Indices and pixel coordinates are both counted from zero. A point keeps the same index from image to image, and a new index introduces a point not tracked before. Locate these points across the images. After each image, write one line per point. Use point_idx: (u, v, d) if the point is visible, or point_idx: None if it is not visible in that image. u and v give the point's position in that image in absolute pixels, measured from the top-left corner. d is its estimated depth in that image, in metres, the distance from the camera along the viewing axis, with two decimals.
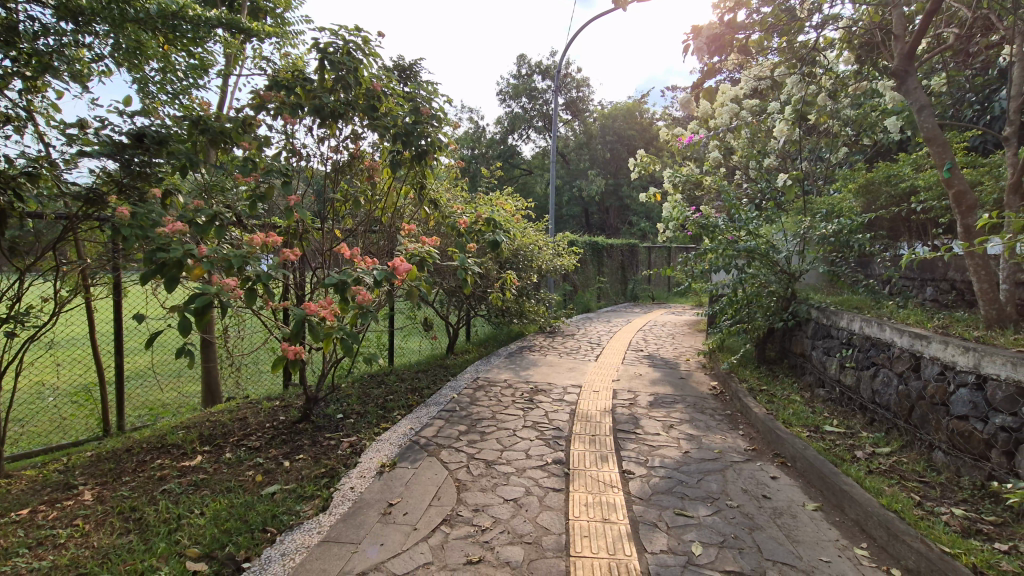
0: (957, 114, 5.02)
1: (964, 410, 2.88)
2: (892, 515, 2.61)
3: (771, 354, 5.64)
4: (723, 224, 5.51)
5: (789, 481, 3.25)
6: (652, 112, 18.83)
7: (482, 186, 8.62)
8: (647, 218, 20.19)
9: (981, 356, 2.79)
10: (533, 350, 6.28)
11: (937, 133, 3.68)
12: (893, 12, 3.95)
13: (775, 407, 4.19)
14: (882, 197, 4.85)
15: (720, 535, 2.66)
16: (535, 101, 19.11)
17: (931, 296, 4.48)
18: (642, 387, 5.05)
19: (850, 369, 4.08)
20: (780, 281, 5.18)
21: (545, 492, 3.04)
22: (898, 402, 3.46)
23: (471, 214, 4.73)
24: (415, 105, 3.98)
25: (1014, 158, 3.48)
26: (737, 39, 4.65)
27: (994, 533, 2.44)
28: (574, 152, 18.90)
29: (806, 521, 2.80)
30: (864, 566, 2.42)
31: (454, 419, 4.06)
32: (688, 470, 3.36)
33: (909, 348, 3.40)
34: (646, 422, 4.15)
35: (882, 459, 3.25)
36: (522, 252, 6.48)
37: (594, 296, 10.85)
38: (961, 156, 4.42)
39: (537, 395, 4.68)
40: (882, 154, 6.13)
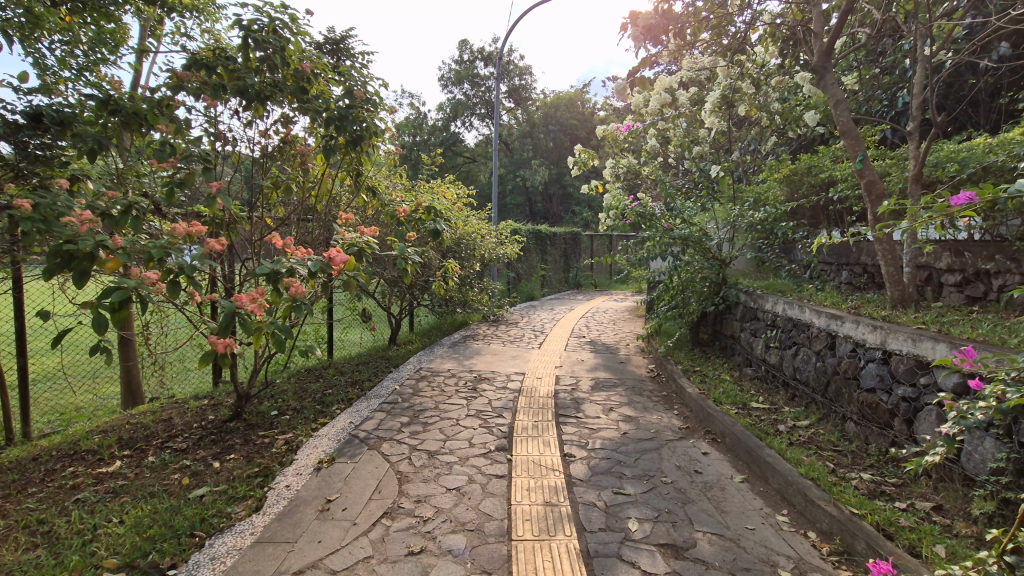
0: (869, 109, 5.38)
1: (873, 384, 3.13)
2: (809, 483, 2.81)
3: (703, 336, 5.92)
4: (659, 212, 5.78)
5: (719, 456, 3.43)
6: (594, 101, 19.11)
7: (423, 174, 8.48)
8: (590, 207, 20.57)
9: (887, 333, 3.04)
10: (477, 339, 6.27)
11: (850, 127, 3.94)
12: (813, 11, 4.18)
13: (707, 387, 4.40)
14: (805, 187, 5.14)
15: (655, 510, 2.77)
16: (477, 88, 18.92)
17: (846, 280, 4.80)
18: (584, 372, 5.18)
19: (774, 348, 4.35)
20: (713, 267, 5.42)
21: (488, 479, 3.06)
22: (816, 378, 3.71)
23: (411, 202, 4.63)
24: (349, 88, 3.83)
25: (915, 150, 3.78)
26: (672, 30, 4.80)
27: (895, 493, 2.68)
28: (517, 140, 18.91)
29: (733, 493, 2.97)
30: (784, 531, 2.60)
31: (396, 411, 4.00)
32: (626, 451, 3.47)
33: (826, 327, 3.66)
34: (587, 406, 4.26)
35: (802, 432, 3.48)
36: (465, 241, 6.45)
37: (538, 284, 10.97)
38: (872, 149, 4.75)
39: (480, 383, 4.69)
40: (804, 146, 6.50)
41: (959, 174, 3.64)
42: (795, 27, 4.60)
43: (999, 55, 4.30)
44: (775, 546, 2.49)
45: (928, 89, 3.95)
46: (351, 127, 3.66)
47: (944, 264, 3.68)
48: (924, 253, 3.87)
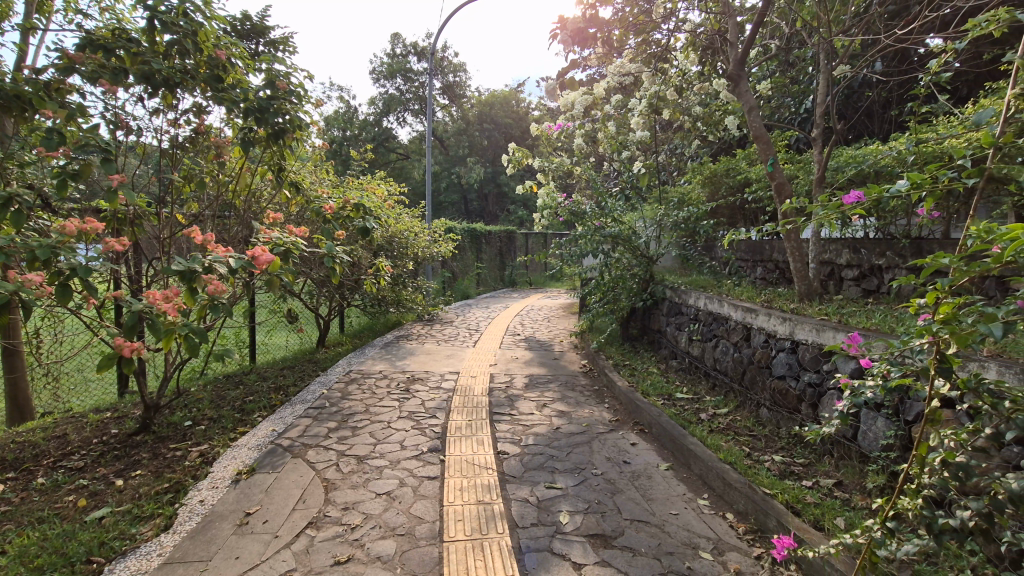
0: (780, 116, 5.76)
1: (783, 371, 3.36)
2: (727, 467, 2.97)
3: (633, 331, 6.13)
4: (590, 211, 6.01)
5: (646, 446, 3.56)
6: (529, 101, 19.29)
7: (353, 170, 8.22)
8: (525, 206, 20.78)
9: (795, 324, 3.28)
10: (410, 339, 6.16)
11: (762, 132, 4.21)
12: (729, 22, 4.42)
13: (636, 380, 4.56)
14: (723, 188, 5.40)
15: (585, 502, 2.83)
16: (410, 84, 18.57)
17: (760, 276, 5.07)
18: (518, 369, 5.21)
19: (697, 341, 4.57)
20: (641, 264, 5.64)
21: (419, 481, 3.00)
22: (733, 368, 3.94)
23: (338, 199, 4.45)
24: (269, 78, 3.61)
25: (820, 155, 4.08)
26: (600, 35, 4.91)
27: (802, 472, 2.89)
28: (452, 137, 18.78)
29: (658, 481, 3.09)
30: (705, 515, 2.74)
31: (323, 416, 3.85)
32: (559, 445, 3.53)
33: (742, 320, 3.89)
34: (521, 403, 4.29)
35: (721, 419, 3.68)
36: (397, 239, 6.33)
37: (473, 283, 10.93)
38: (783, 154, 5.09)
39: (413, 384, 4.60)
40: (723, 149, 6.88)
41: (857, 177, 3.97)
42: (713, 36, 4.83)
43: (881, 69, 4.78)
44: (696, 529, 2.61)
45: (829, 99, 4.29)
46: (272, 120, 3.45)
47: (844, 260, 4.00)
48: (827, 251, 4.19)
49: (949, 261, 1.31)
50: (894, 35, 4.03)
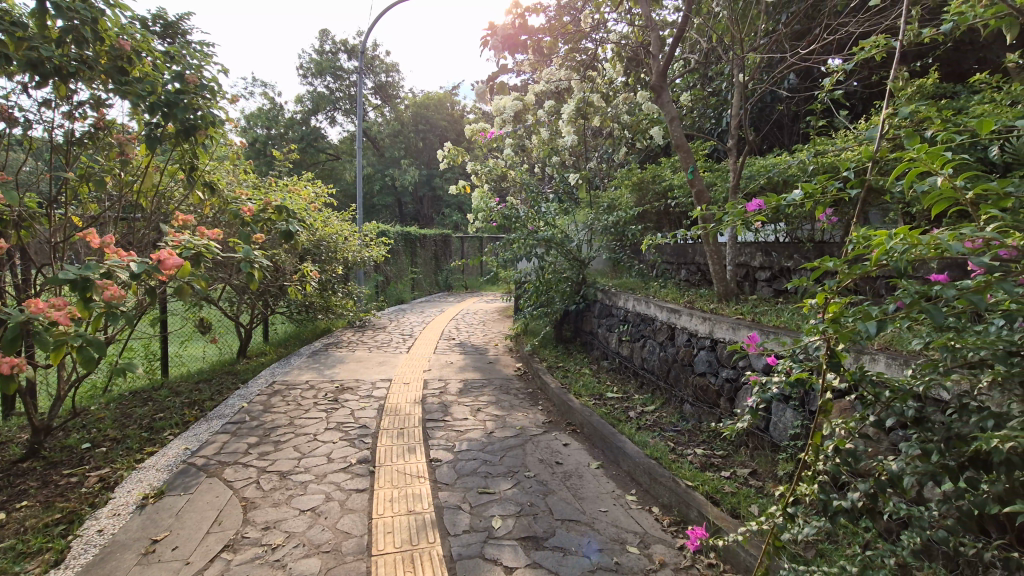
0: (700, 126, 6.08)
1: (703, 368, 3.54)
2: (653, 462, 3.09)
3: (566, 333, 6.25)
4: (523, 214, 6.08)
5: (577, 446, 3.63)
6: (463, 104, 19.27)
7: (278, 171, 7.87)
8: (461, 210, 20.70)
9: (713, 324, 3.46)
10: (340, 346, 5.96)
11: (682, 141, 4.43)
12: (651, 35, 4.61)
13: (568, 381, 4.64)
14: (650, 194, 5.57)
15: (517, 505, 2.84)
16: (341, 83, 18.00)
17: (684, 278, 5.30)
18: (452, 374, 5.17)
19: (626, 341, 4.73)
20: (573, 267, 5.77)
21: (347, 495, 2.90)
22: (660, 366, 4.10)
23: (258, 200, 4.22)
24: (180, 71, 3.37)
25: (735, 163, 4.34)
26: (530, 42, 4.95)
27: (721, 463, 3.05)
28: (386, 138, 18.40)
29: (589, 479, 3.16)
30: (632, 510, 2.83)
31: (243, 431, 3.63)
32: (492, 449, 3.53)
33: (667, 321, 4.07)
34: (455, 408, 4.25)
35: (649, 416, 3.82)
36: (325, 243, 6.15)
37: (407, 287, 10.74)
38: (702, 163, 5.37)
39: (342, 393, 4.45)
40: (650, 157, 7.17)
41: (768, 185, 4.25)
42: (637, 48, 5.00)
43: (790, 85, 5.13)
44: (624, 524, 2.69)
45: (742, 112, 4.57)
46: (183, 116, 3.21)
47: (757, 262, 4.28)
48: (742, 254, 4.46)
49: (835, 264, 1.41)
50: (798, 54, 4.35)
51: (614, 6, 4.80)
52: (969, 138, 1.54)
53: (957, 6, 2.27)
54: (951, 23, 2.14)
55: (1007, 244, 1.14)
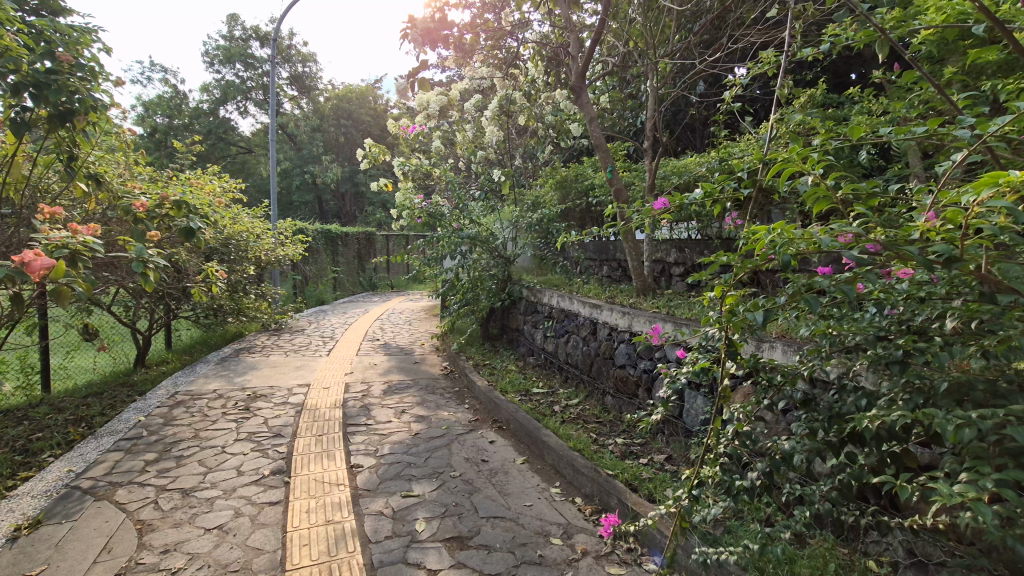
0: (620, 127, 6.29)
1: (624, 361, 3.67)
2: (576, 454, 3.15)
3: (493, 331, 6.26)
4: (448, 212, 6.03)
5: (503, 443, 3.65)
6: (387, 98, 18.75)
7: (180, 164, 7.26)
8: (386, 207, 20.18)
9: (632, 318, 3.60)
10: (253, 352, 5.60)
11: (601, 142, 4.55)
12: (571, 37, 4.69)
13: (495, 378, 4.65)
14: (573, 193, 5.69)
15: (443, 506, 2.80)
16: (253, 71, 16.94)
17: (606, 274, 5.45)
18: (375, 377, 5.02)
19: (551, 337, 4.81)
20: (498, 266, 5.81)
21: (259, 509, 2.73)
22: (583, 360, 4.21)
23: (154, 195, 3.86)
24: (52, 49, 2.99)
25: (650, 164, 4.52)
26: (451, 36, 4.86)
27: (640, 451, 3.18)
28: (304, 132, 17.52)
29: (514, 475, 3.18)
30: (556, 502, 2.88)
31: (139, 448, 3.32)
32: (417, 451, 3.46)
33: (589, 316, 4.18)
34: (378, 411, 4.13)
35: (572, 410, 3.91)
36: (234, 242, 5.80)
37: (328, 287, 10.31)
38: (622, 163, 5.56)
39: (255, 401, 4.19)
40: (573, 156, 7.32)
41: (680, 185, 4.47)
42: (557, 48, 5.07)
43: (701, 91, 5.41)
44: (548, 517, 2.73)
45: (657, 115, 4.77)
46: (56, 98, 2.86)
47: (672, 258, 4.49)
48: (659, 250, 4.67)
49: (729, 258, 1.50)
50: (706, 63, 4.61)
51: (535, 6, 4.85)
52: (842, 143, 1.70)
53: (835, 25, 2.49)
54: (830, 41, 2.35)
55: (872, 239, 1.25)
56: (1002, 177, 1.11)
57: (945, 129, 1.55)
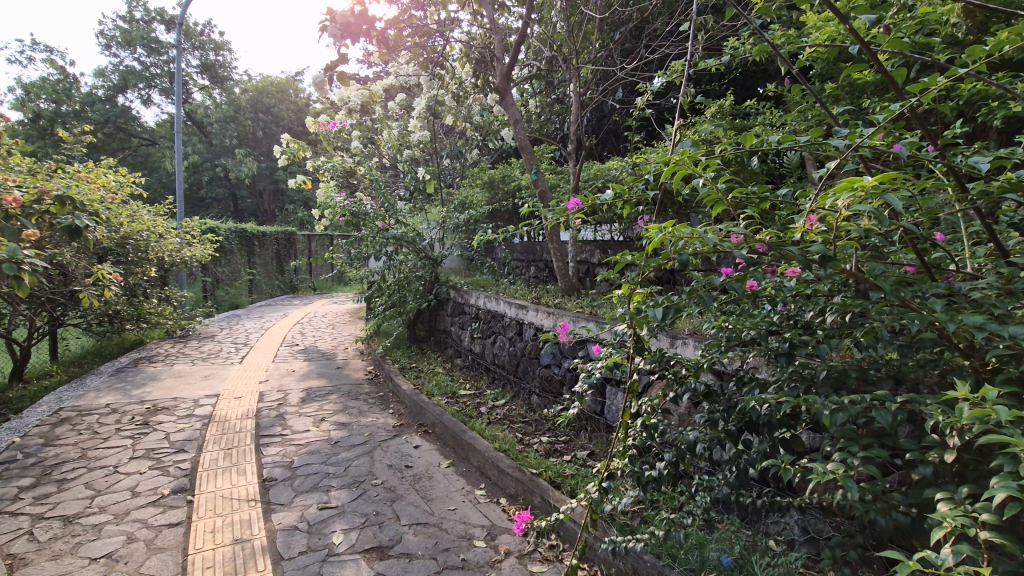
0: (547, 131, 6.38)
1: (549, 360, 3.73)
2: (501, 454, 3.15)
3: (420, 333, 6.15)
4: (373, 211, 5.87)
5: (428, 447, 3.59)
6: (310, 93, 17.98)
7: (67, 155, 6.55)
8: (308, 206, 19.31)
9: (557, 318, 3.66)
10: (154, 361, 5.16)
11: (526, 144, 4.60)
12: (496, 38, 4.70)
13: (421, 381, 4.56)
14: (500, 194, 5.71)
15: (362, 516, 2.71)
16: (157, 57, 15.62)
17: (532, 275, 5.47)
18: (293, 384, 4.79)
19: (478, 338, 4.79)
20: (425, 267, 5.72)
21: (157, 532, 2.51)
22: (509, 361, 4.23)
23: (32, 189, 3.44)
24: None
25: (574, 167, 4.63)
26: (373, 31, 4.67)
27: (564, 448, 3.23)
28: (217, 124, 16.40)
29: (439, 479, 3.13)
30: (481, 504, 2.87)
31: (12, 473, 2.95)
32: (337, 460, 3.32)
33: (515, 316, 4.21)
34: (295, 420, 3.93)
35: (499, 410, 3.91)
36: (131, 242, 5.33)
37: (243, 290, 9.71)
38: (548, 166, 5.65)
39: (155, 415, 3.85)
40: (501, 157, 7.35)
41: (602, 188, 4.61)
42: (483, 49, 5.06)
43: (622, 97, 5.60)
44: (472, 519, 2.71)
45: (580, 119, 4.89)
46: None
47: (595, 259, 4.60)
48: (583, 251, 4.77)
49: (633, 257, 1.56)
50: (625, 71, 4.79)
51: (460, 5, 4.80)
52: (738, 151, 1.81)
53: (736, 40, 2.65)
54: (731, 55, 2.49)
55: (758, 240, 1.34)
56: (856, 181, 1.23)
57: (823, 139, 1.69)
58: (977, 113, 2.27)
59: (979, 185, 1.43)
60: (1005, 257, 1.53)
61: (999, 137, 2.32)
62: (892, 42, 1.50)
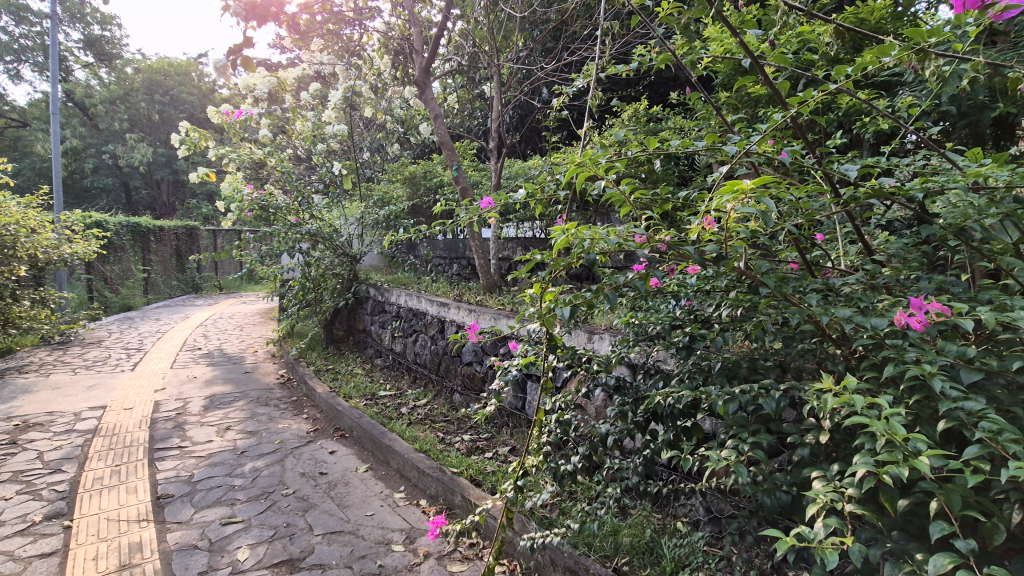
0: (470, 127, 6.34)
1: (470, 358, 3.72)
2: (421, 455, 3.09)
3: (338, 333, 5.90)
4: (284, 205, 5.54)
5: (345, 452, 3.45)
6: (215, 77, 16.69)
7: None
8: (214, 198, 17.95)
9: (478, 315, 3.66)
10: (25, 371, 4.57)
11: (446, 140, 4.55)
12: (416, 29, 4.58)
13: (338, 383, 4.38)
14: (422, 189, 5.61)
15: (271, 529, 2.55)
16: (28, 27, 13.79)
17: (456, 272, 5.36)
18: (194, 391, 4.42)
19: (398, 337, 4.68)
20: (343, 264, 5.50)
21: (25, 564, 2.22)
22: (431, 359, 4.17)
23: None
24: None
25: (496, 165, 4.64)
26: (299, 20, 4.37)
27: (485, 446, 3.23)
28: (104, 106, 14.80)
29: (356, 485, 3.02)
30: (399, 507, 2.80)
31: None
32: (243, 471, 3.11)
33: (437, 315, 4.16)
34: (196, 430, 3.64)
35: (420, 411, 3.84)
36: None
37: (135, 290, 8.83)
38: (470, 163, 5.62)
39: (25, 433, 3.41)
40: (423, 153, 7.22)
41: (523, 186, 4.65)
42: (403, 42, 4.92)
43: (543, 97, 5.68)
44: (389, 524, 2.64)
45: (502, 117, 4.90)
46: None
47: (517, 256, 4.64)
48: (505, 249, 4.79)
49: (543, 256, 1.58)
50: (544, 71, 4.86)
51: None
52: (644, 153, 1.88)
53: (646, 47, 2.76)
54: (639, 60, 2.59)
55: (659, 240, 1.40)
56: (738, 189, 1.34)
57: (717, 143, 1.80)
58: (853, 126, 2.51)
59: (849, 191, 1.57)
60: (872, 255, 1.70)
61: (870, 149, 2.59)
62: (775, 56, 1.61)
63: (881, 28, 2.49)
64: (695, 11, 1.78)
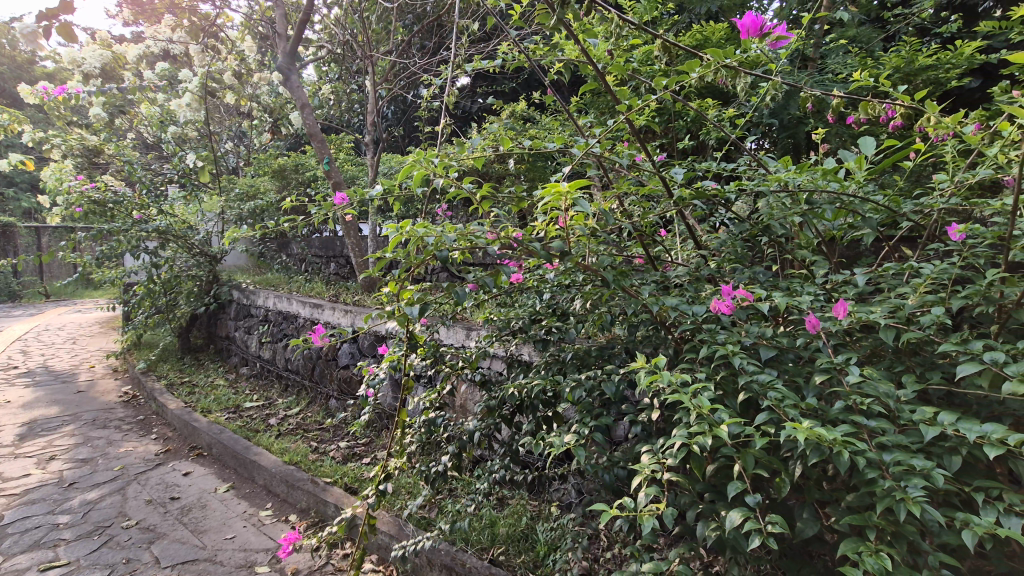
0: (345, 120, 6.06)
1: (347, 361, 3.58)
2: (292, 467, 2.90)
3: (197, 341, 5.34)
4: (124, 200, 4.87)
5: (202, 472, 3.14)
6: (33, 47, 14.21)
7: None
8: (36, 189, 15.29)
9: (354, 316, 3.52)
10: None
11: (315, 132, 4.31)
12: (279, 11, 4.25)
13: (195, 397, 3.96)
14: (293, 184, 5.25)
15: (105, 568, 2.24)
16: None
17: (333, 271, 5.04)
18: (8, 418, 3.75)
19: (267, 343, 4.35)
20: (201, 265, 4.97)
21: None
22: (305, 365, 3.94)
23: None
24: None
25: (371, 159, 4.48)
26: None
27: (363, 451, 3.11)
28: None
29: (215, 507, 2.76)
30: (266, 526, 2.60)
31: None
32: (70, 506, 2.70)
33: (310, 317, 3.93)
34: (8, 465, 3.08)
35: (291, 420, 3.59)
36: None
37: None
38: (346, 157, 5.38)
39: None
40: (293, 145, 6.76)
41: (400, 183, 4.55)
42: (265, 23, 4.55)
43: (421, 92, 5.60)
44: (254, 544, 2.45)
45: (378, 111, 4.74)
46: None
47: None
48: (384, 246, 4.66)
49: (393, 255, 1.54)
50: (420, 65, 4.79)
51: None
52: (502, 151, 1.91)
53: (509, 48, 2.83)
54: (501, 59, 2.66)
55: (503, 238, 1.43)
56: (555, 187, 1.35)
57: (569, 144, 1.88)
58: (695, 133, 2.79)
59: (680, 192, 1.74)
60: (702, 249, 1.90)
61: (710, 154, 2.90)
62: (614, 64, 1.72)
63: (716, 47, 2.79)
64: (542, 16, 1.85)
